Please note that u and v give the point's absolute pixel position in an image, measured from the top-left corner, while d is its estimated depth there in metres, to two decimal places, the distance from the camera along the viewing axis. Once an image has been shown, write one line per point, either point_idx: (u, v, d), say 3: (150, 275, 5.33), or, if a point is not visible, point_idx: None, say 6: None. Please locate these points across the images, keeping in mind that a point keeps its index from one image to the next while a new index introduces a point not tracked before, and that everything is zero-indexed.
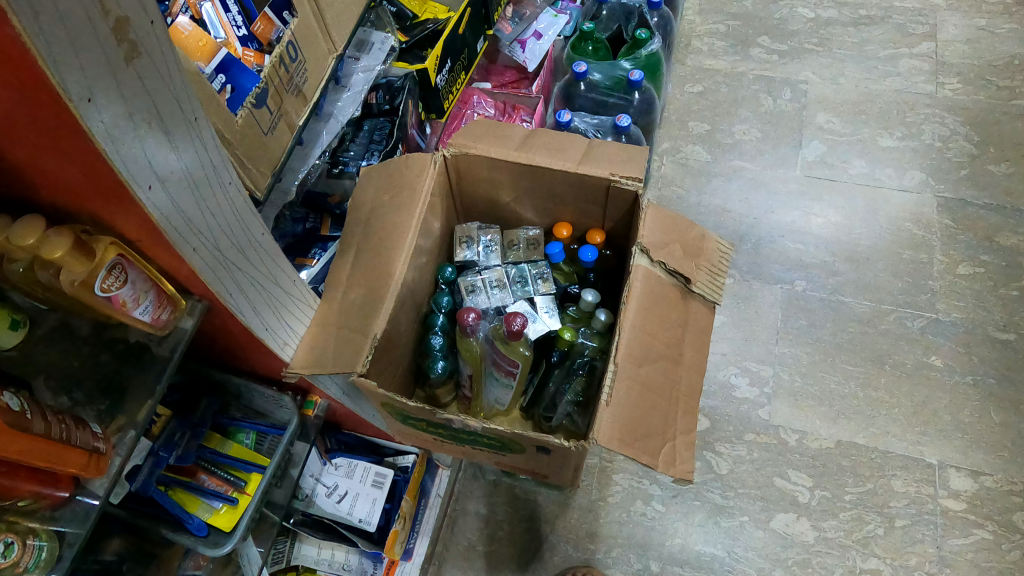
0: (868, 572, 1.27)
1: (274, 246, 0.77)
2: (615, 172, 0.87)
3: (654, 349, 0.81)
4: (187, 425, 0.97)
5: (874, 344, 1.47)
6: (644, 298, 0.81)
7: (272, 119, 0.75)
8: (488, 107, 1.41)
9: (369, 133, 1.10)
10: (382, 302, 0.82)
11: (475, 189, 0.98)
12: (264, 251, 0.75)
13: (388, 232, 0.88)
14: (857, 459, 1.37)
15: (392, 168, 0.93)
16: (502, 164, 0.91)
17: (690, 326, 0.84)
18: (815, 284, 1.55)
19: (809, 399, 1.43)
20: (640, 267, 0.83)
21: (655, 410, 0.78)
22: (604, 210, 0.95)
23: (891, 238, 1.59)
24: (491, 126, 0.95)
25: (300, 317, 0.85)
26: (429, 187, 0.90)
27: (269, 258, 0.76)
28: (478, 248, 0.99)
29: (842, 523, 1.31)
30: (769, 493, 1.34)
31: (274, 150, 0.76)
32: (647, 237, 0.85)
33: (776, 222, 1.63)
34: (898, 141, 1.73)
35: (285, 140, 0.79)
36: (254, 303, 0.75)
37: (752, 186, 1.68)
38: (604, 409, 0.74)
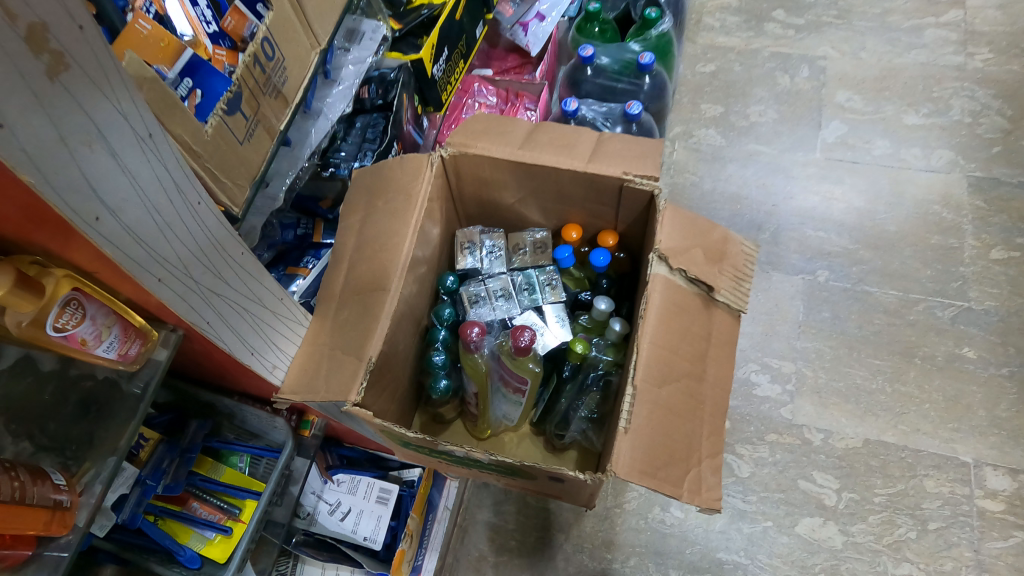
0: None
1: (258, 264, 0.72)
2: (628, 171, 0.80)
3: (676, 366, 0.74)
4: (176, 450, 0.91)
5: (902, 336, 1.40)
6: (664, 312, 0.74)
7: (248, 125, 0.68)
8: (489, 95, 1.35)
9: (362, 130, 1.01)
10: (377, 321, 0.76)
11: (476, 190, 0.91)
12: (247, 272, 0.69)
13: (382, 241, 0.81)
14: (886, 459, 1.30)
15: (386, 169, 0.85)
16: (505, 163, 0.84)
17: (714, 339, 0.77)
18: (838, 273, 1.47)
19: (833, 397, 1.36)
20: (658, 277, 0.76)
21: (678, 434, 0.71)
22: (617, 211, 0.88)
23: (919, 221, 1.51)
24: (492, 122, 0.87)
25: (289, 337, 0.79)
26: (426, 191, 0.82)
27: (251, 278, 0.70)
28: (481, 254, 0.92)
29: (872, 527, 1.25)
30: (793, 496, 1.28)
31: (252, 160, 0.69)
32: (665, 242, 0.78)
33: (796, 207, 1.54)
34: (924, 118, 1.63)
35: (265, 148, 0.71)
36: (238, 327, 0.70)
37: (770, 171, 1.59)
38: (623, 438, 0.68)
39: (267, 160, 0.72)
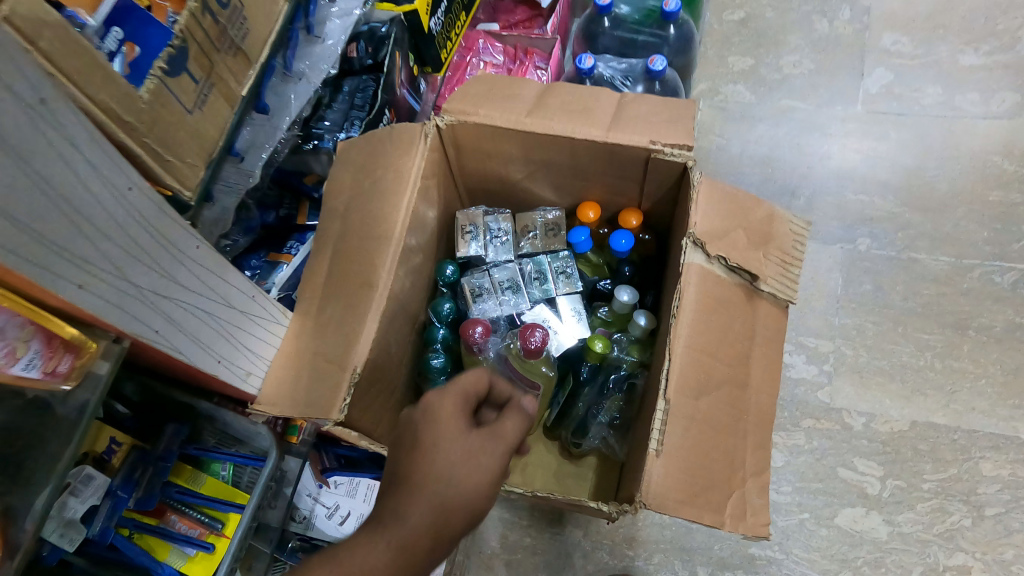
0: (953, 568, 1.13)
1: (221, 258, 0.61)
2: (656, 140, 0.67)
3: (716, 372, 0.62)
4: (150, 458, 0.81)
5: (955, 306, 1.28)
6: (701, 309, 0.63)
7: (198, 90, 0.56)
8: (496, 53, 1.21)
9: (350, 96, 0.88)
10: (363, 325, 0.65)
11: (479, 163, 0.79)
12: (206, 269, 0.59)
13: (369, 228, 0.69)
14: (936, 442, 1.20)
15: (372, 141, 0.74)
16: (511, 133, 0.72)
17: (758, 336, 0.66)
18: (881, 241, 1.34)
19: (876, 376, 1.25)
20: (694, 266, 0.64)
21: (721, 452, 0.61)
22: (642, 186, 0.76)
23: (975, 176, 1.37)
24: (495, 83, 0.75)
25: (265, 339, 0.68)
26: (419, 168, 0.71)
27: (212, 274, 0.59)
28: (483, 241, 0.80)
29: (920, 516, 1.16)
30: (832, 486, 1.18)
31: (205, 132, 0.58)
32: (701, 223, 0.66)
33: (835, 168, 1.40)
34: (985, 57, 1.47)
35: (222, 118, 0.60)
36: (197, 333, 0.59)
37: (805, 129, 1.44)
38: (654, 463, 0.58)
39: (225, 132, 0.61)
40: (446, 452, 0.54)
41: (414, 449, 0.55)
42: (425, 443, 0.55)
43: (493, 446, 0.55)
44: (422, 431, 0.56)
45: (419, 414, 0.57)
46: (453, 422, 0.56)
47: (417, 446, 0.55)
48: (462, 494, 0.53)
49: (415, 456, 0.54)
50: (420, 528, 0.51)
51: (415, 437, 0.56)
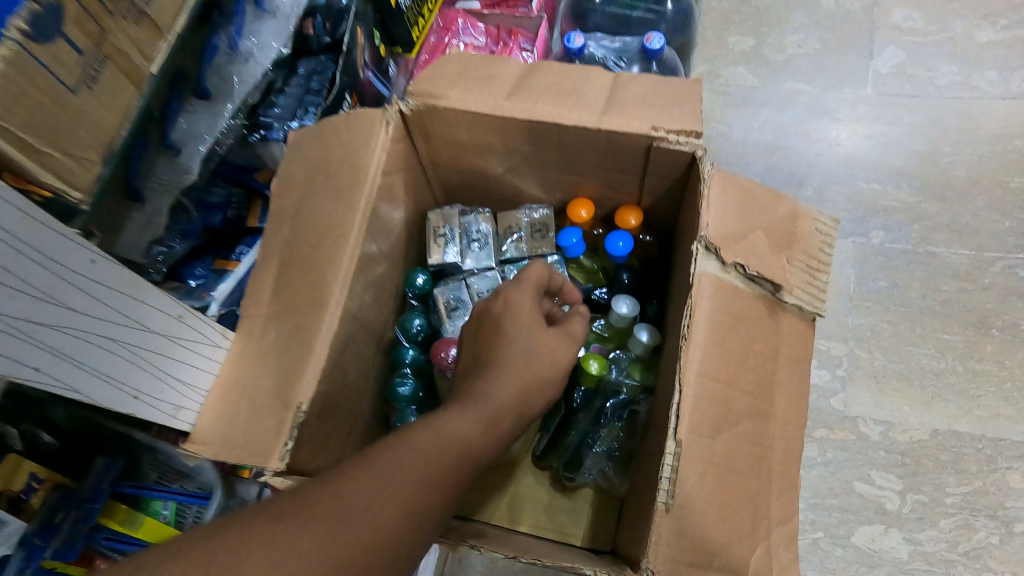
0: None
1: (126, 270, 0.51)
2: (658, 125, 0.57)
3: (735, 404, 0.52)
4: (74, 500, 0.70)
5: (977, 304, 1.17)
6: (716, 329, 0.53)
7: (83, 61, 0.46)
8: (477, 34, 1.10)
9: (305, 79, 0.79)
10: (309, 352, 0.54)
11: (453, 155, 0.69)
12: (103, 285, 0.49)
13: (321, 234, 0.59)
14: (959, 452, 1.10)
15: (326, 128, 0.62)
16: (487, 120, 0.61)
17: (782, 357, 0.55)
18: (896, 234, 1.22)
19: (892, 381, 1.14)
20: (707, 276, 0.54)
21: (743, 503, 0.51)
22: (642, 180, 0.65)
23: (996, 161, 1.25)
24: (470, 61, 0.64)
25: (198, 366, 0.57)
26: (380, 161, 0.60)
27: (108, 291, 0.50)
28: (460, 245, 0.72)
29: (944, 533, 1.07)
30: (849, 502, 1.08)
31: (94, 113, 0.48)
32: (714, 224, 0.55)
33: (844, 155, 1.28)
34: (1003, 32, 1.34)
35: (123, 98, 0.50)
36: (92, 361, 0.50)
37: (811, 113, 1.31)
38: (663, 519, 0.49)
39: (129, 118, 0.51)
40: (525, 343, 0.57)
41: (495, 338, 0.57)
42: (506, 335, 0.57)
43: (565, 343, 0.59)
44: (502, 324, 0.58)
45: (495, 309, 0.59)
46: (532, 314, 0.58)
47: (498, 337, 0.57)
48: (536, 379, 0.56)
49: (492, 346, 0.57)
50: (506, 407, 0.53)
51: (495, 330, 0.58)
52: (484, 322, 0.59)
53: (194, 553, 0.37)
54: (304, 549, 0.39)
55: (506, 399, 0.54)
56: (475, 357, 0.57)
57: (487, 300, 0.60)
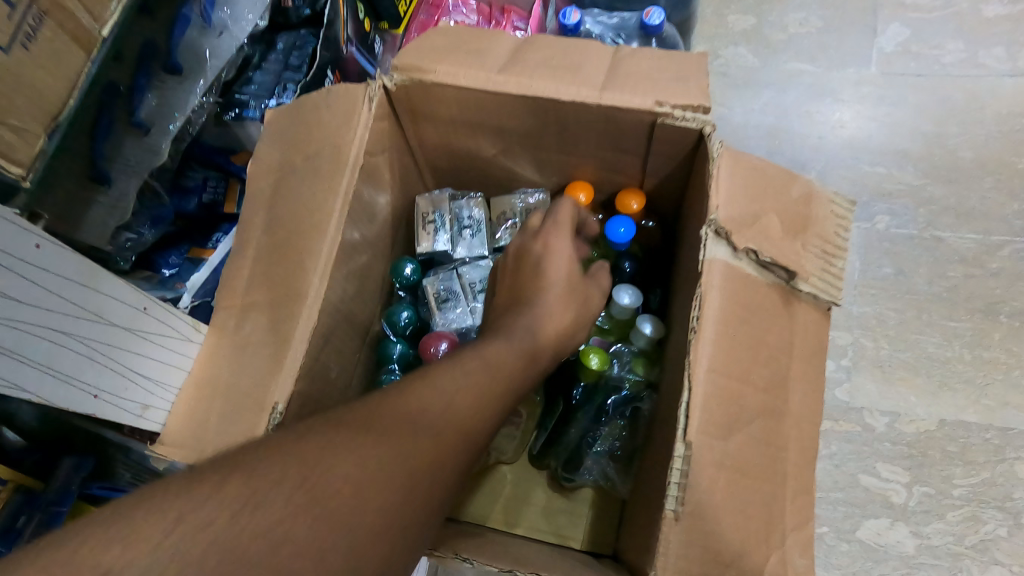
0: None
1: (82, 261, 0.50)
2: (663, 100, 0.53)
3: (748, 402, 0.48)
4: (39, 503, 0.66)
5: (984, 291, 1.07)
6: (728, 320, 0.49)
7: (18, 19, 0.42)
8: (468, 14, 1.03)
9: (284, 55, 0.75)
10: (288, 348, 0.50)
11: (442, 136, 0.64)
12: (53, 275, 0.47)
13: (299, 220, 0.54)
14: (966, 443, 1.01)
15: (307, 107, 0.58)
16: (478, 96, 0.57)
17: (797, 350, 0.51)
18: (901, 218, 1.12)
19: (899, 370, 1.05)
20: (717, 263, 0.50)
21: (756, 508, 0.47)
22: (645, 160, 0.61)
23: (1004, 141, 1.15)
24: (460, 35, 0.59)
25: (166, 363, 0.54)
26: (362, 141, 0.56)
27: (57, 280, 0.48)
28: (450, 232, 0.67)
29: (952, 526, 0.98)
30: (854, 495, 1.00)
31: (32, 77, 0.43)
32: (724, 206, 0.51)
33: (848, 138, 1.17)
34: (1009, 7, 1.24)
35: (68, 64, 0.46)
36: (41, 355, 0.47)
37: (814, 95, 1.21)
38: (672, 528, 0.45)
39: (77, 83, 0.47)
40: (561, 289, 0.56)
41: (534, 279, 0.57)
42: (545, 276, 0.56)
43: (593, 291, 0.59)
44: (541, 266, 0.57)
45: (535, 251, 0.58)
46: (570, 259, 0.58)
47: (537, 279, 0.56)
48: (570, 320, 0.56)
49: (530, 286, 0.56)
50: (547, 343, 0.53)
51: (534, 271, 0.57)
52: (520, 263, 0.59)
53: (288, 449, 0.36)
54: (393, 450, 0.38)
55: (546, 337, 0.53)
56: (511, 296, 0.57)
57: (525, 241, 0.60)
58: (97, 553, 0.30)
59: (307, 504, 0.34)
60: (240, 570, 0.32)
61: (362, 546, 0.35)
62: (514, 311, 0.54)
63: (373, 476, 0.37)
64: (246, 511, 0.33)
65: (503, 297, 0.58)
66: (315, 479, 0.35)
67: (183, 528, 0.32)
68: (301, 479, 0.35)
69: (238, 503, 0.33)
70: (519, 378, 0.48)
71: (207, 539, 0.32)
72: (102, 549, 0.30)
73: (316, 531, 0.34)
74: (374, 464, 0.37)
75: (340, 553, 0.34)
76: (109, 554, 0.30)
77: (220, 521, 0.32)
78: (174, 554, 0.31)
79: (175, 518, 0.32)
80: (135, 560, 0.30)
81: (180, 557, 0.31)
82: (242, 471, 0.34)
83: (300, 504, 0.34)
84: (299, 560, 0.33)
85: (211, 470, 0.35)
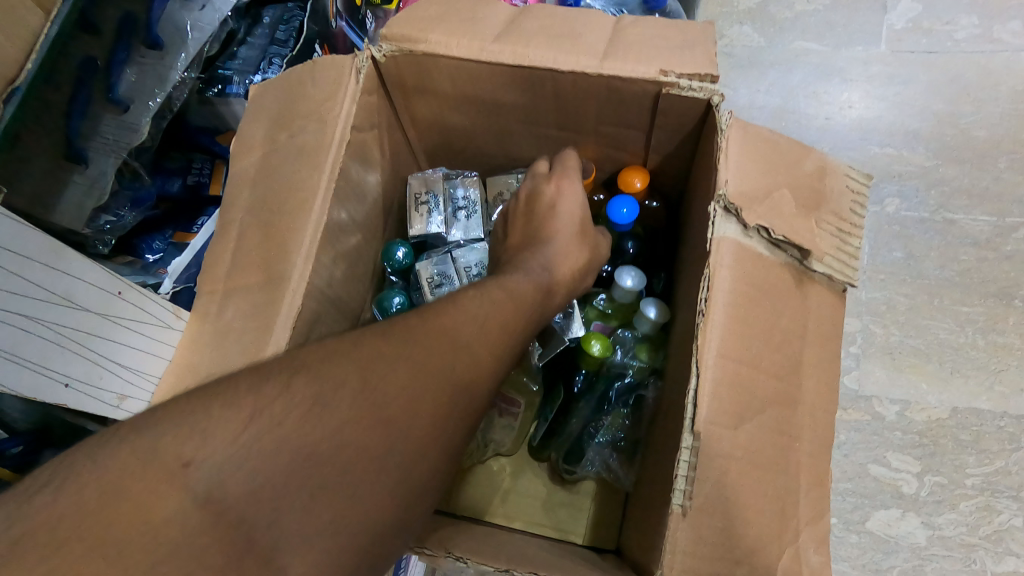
0: None
1: (45, 240, 0.47)
2: (668, 69, 0.49)
3: (760, 391, 0.45)
4: None
5: (997, 274, 1.04)
6: (738, 303, 0.46)
7: None
8: None
9: (270, 29, 0.76)
10: (270, 335, 0.47)
11: (435, 111, 0.61)
12: (15, 252, 0.45)
13: (283, 199, 0.51)
14: (979, 431, 0.98)
15: (291, 80, 0.55)
16: (472, 67, 0.54)
17: (811, 334, 0.48)
18: (911, 200, 1.09)
19: (909, 357, 1.01)
20: (726, 241, 0.47)
21: (769, 504, 0.44)
22: (648, 135, 0.58)
23: (1019, 119, 1.11)
24: (453, 4, 0.56)
25: (143, 350, 0.52)
26: (349, 116, 0.53)
27: (20, 260, 0.45)
28: (444, 212, 0.65)
29: (964, 516, 0.95)
30: (863, 486, 0.97)
31: None
32: (733, 180, 0.48)
33: (856, 119, 1.14)
34: None
35: None
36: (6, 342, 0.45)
37: (821, 75, 1.17)
38: (679, 525, 0.43)
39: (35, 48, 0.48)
40: (570, 236, 0.57)
41: (546, 220, 0.57)
42: (557, 219, 0.57)
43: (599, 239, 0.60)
44: (554, 208, 0.58)
45: (547, 192, 0.59)
46: (580, 205, 0.58)
47: (550, 219, 0.57)
48: (582, 259, 0.57)
49: (543, 226, 0.57)
50: (560, 282, 0.53)
51: (547, 212, 0.58)
52: (532, 206, 0.59)
53: (341, 357, 0.38)
54: (433, 365, 0.40)
55: (562, 274, 0.54)
56: (525, 236, 0.57)
57: (535, 184, 0.60)
58: (182, 442, 0.33)
59: (367, 411, 0.37)
60: (313, 464, 0.35)
61: (407, 453, 0.38)
62: (530, 249, 0.55)
63: (416, 390, 0.39)
64: (309, 415, 0.36)
65: (516, 238, 0.58)
66: (367, 388, 0.38)
67: (256, 426, 0.34)
68: (361, 383, 0.38)
69: (302, 406, 0.36)
70: (542, 305, 0.51)
71: (276, 439, 0.35)
72: (185, 443, 0.33)
73: (368, 439, 0.37)
74: (417, 378, 0.39)
75: (391, 456, 0.37)
76: (192, 445, 0.33)
77: (288, 423, 0.35)
78: (248, 449, 0.34)
79: (248, 417, 0.35)
80: (215, 453, 0.33)
81: (254, 450, 0.34)
82: (303, 375, 0.37)
83: (355, 412, 0.37)
84: (353, 466, 0.36)
85: (274, 372, 0.37)
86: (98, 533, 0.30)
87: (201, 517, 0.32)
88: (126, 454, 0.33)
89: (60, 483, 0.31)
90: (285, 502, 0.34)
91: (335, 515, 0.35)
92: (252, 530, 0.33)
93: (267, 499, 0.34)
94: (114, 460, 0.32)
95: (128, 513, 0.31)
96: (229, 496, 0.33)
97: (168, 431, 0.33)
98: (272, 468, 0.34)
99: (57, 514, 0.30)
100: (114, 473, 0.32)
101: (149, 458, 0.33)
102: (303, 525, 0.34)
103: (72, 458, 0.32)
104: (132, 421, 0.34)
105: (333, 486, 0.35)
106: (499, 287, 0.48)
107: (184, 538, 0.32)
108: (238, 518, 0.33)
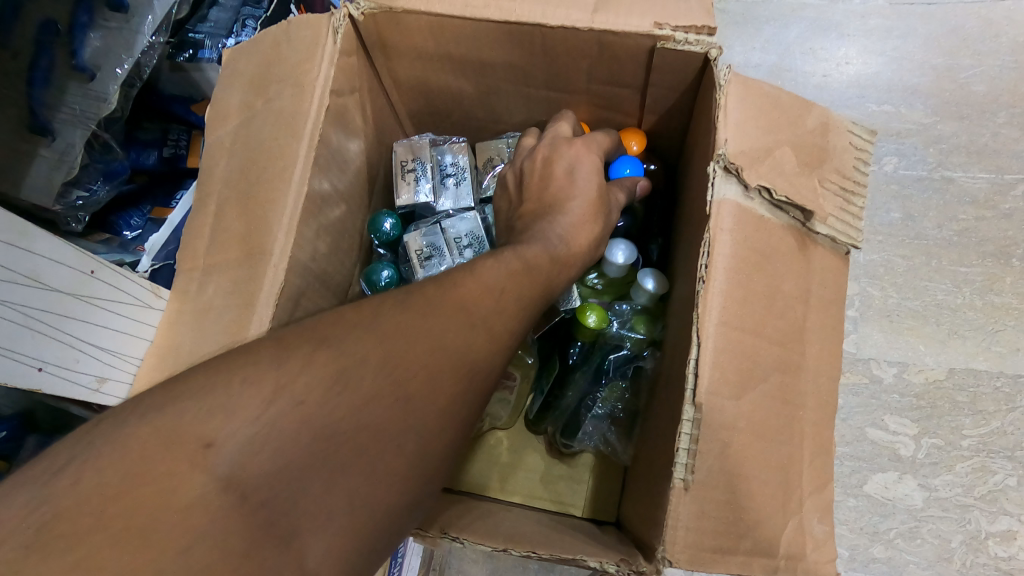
0: (997, 536, 0.93)
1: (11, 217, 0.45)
2: (663, 21, 0.47)
3: (764, 359, 0.44)
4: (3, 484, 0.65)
5: (996, 233, 1.02)
6: (739, 269, 0.44)
7: None
8: None
9: None
10: (253, 312, 0.45)
11: (418, 72, 0.59)
12: None
13: (263, 167, 0.49)
14: (976, 392, 0.97)
15: (267, 43, 0.52)
16: (457, 24, 0.51)
17: (815, 299, 0.46)
18: (910, 159, 1.06)
19: (908, 320, 1.00)
20: (727, 205, 0.44)
21: (772, 475, 0.42)
22: (643, 93, 0.56)
23: (1018, 73, 1.08)
24: None
25: (121, 331, 0.50)
26: (327, 78, 0.50)
27: None
28: (432, 181, 0.62)
29: (960, 478, 0.95)
30: (861, 449, 0.96)
31: None
32: (733, 139, 0.46)
33: (853, 75, 1.11)
34: None
35: None
36: None
37: (817, 29, 1.14)
38: (682, 499, 0.42)
39: None
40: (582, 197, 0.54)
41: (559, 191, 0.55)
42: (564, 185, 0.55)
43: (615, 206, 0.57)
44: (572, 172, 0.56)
45: (558, 159, 0.56)
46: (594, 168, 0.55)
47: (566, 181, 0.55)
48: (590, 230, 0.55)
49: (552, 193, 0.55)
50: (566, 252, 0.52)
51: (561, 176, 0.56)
52: (540, 174, 0.56)
53: (369, 321, 0.38)
54: (448, 333, 0.39)
55: (579, 238, 0.53)
56: (533, 207, 0.55)
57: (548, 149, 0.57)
58: (222, 408, 0.33)
59: (402, 376, 0.37)
60: (349, 433, 0.35)
61: (433, 421, 0.38)
62: (542, 218, 0.53)
63: (433, 355, 0.38)
64: (344, 384, 0.35)
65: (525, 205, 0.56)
66: (399, 355, 0.37)
67: (295, 392, 0.34)
68: (393, 349, 0.37)
69: (338, 375, 0.35)
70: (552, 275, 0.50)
71: (314, 406, 0.34)
72: (225, 409, 0.33)
73: (398, 409, 0.36)
74: (441, 344, 0.39)
75: (391, 427, 0.36)
76: (231, 412, 0.33)
77: (327, 385, 0.35)
78: (286, 419, 0.34)
79: (282, 385, 0.34)
80: (241, 432, 0.33)
81: (291, 418, 0.34)
82: (326, 348, 0.36)
83: (388, 378, 0.36)
84: (382, 434, 0.36)
85: (308, 336, 0.36)
86: (145, 504, 0.30)
87: (225, 499, 0.31)
88: (169, 420, 0.32)
89: (96, 454, 0.31)
90: (321, 468, 0.34)
91: (348, 480, 0.34)
92: (293, 494, 0.33)
93: (303, 467, 0.33)
94: (160, 425, 0.32)
95: (180, 481, 0.31)
96: (271, 463, 0.33)
97: (204, 403, 0.33)
98: (307, 436, 0.34)
99: (99, 477, 0.30)
100: (159, 442, 0.32)
101: (195, 421, 0.32)
102: (337, 489, 0.34)
103: (117, 420, 0.32)
104: (175, 384, 0.34)
105: (366, 455, 0.35)
106: (514, 259, 0.47)
107: (230, 509, 0.31)
108: (281, 481, 0.33)
